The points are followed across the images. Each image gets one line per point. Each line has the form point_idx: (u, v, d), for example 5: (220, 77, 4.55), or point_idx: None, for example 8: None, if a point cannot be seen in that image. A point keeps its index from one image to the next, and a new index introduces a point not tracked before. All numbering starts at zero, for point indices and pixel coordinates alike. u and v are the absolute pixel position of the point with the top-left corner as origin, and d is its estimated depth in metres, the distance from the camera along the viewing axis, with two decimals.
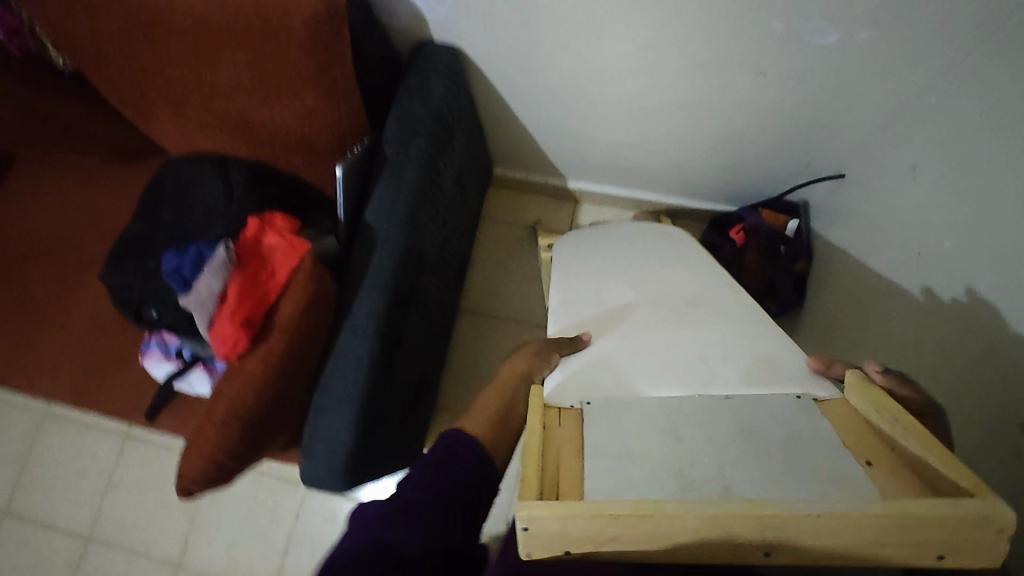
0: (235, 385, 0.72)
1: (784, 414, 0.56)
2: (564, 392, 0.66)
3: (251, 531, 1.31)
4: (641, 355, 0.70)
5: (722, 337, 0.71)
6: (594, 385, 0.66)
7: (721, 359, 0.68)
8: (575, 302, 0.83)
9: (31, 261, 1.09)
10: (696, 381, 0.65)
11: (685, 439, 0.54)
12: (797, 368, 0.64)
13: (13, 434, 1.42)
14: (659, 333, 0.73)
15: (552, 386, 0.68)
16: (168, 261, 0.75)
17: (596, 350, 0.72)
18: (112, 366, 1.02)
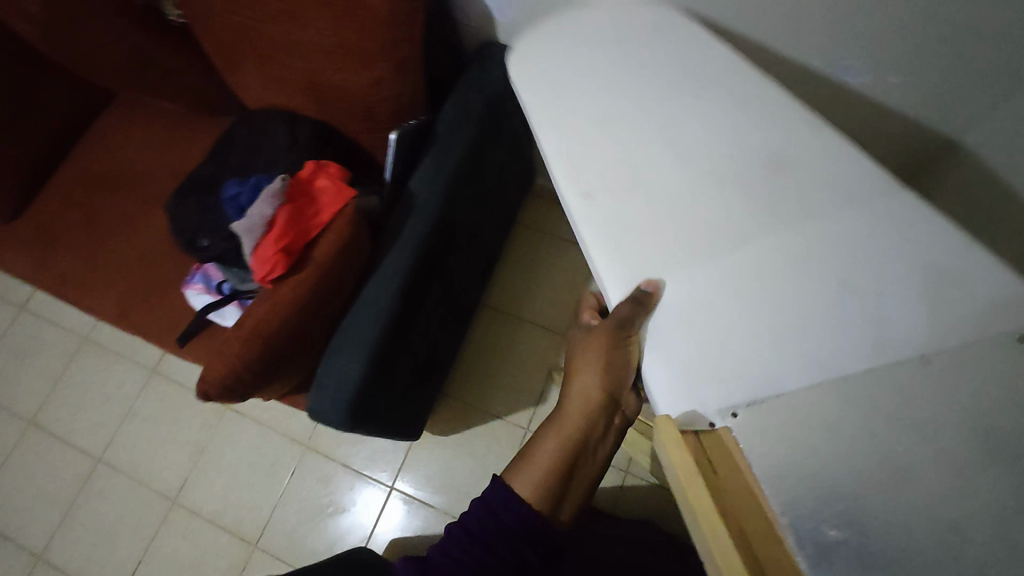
0: (264, 307, 0.78)
1: (989, 387, 0.46)
2: (692, 396, 0.54)
3: (247, 480, 1.36)
4: (779, 303, 0.55)
5: (864, 229, 0.56)
6: (719, 366, 0.54)
7: (880, 282, 0.54)
8: (621, 236, 0.62)
9: (109, 189, 1.20)
10: (867, 336, 0.52)
11: (895, 483, 0.44)
12: (986, 292, 0.52)
13: (54, 351, 1.52)
14: (794, 264, 0.56)
15: (658, 394, 0.57)
16: (229, 189, 0.84)
17: (683, 306, 0.58)
18: (157, 291, 1.12)
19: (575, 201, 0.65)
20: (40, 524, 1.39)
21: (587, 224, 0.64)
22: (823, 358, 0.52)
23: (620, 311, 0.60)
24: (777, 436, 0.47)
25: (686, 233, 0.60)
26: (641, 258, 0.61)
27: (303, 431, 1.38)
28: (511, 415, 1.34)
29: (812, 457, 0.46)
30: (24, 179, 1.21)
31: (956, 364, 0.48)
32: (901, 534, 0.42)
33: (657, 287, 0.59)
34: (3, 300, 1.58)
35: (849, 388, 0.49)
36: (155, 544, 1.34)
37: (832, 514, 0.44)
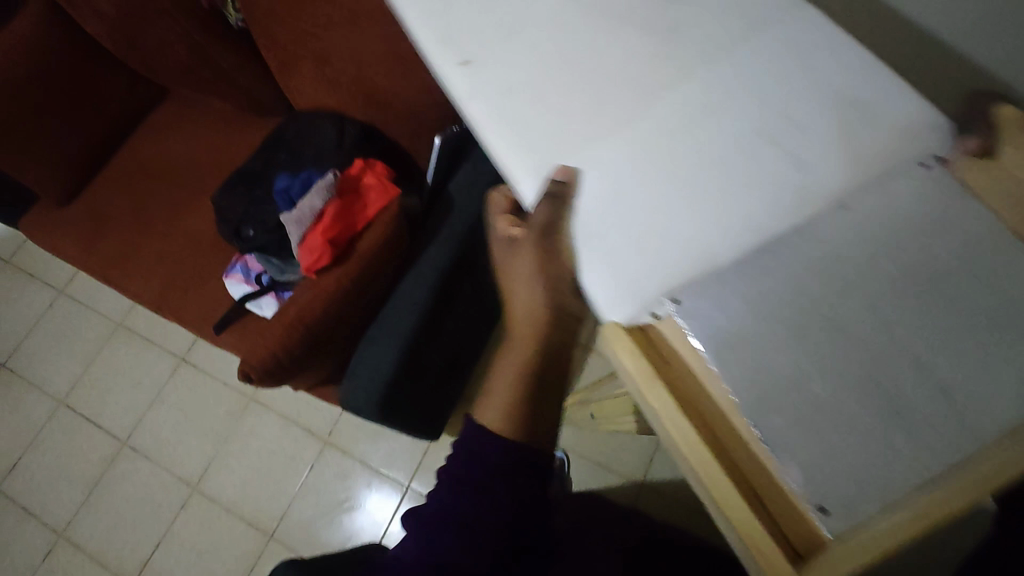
0: (307, 294, 0.81)
1: (938, 218, 0.43)
2: (624, 292, 0.48)
3: (266, 471, 1.38)
4: (701, 161, 0.50)
5: (775, 70, 0.52)
6: (648, 245, 0.49)
7: (801, 121, 0.50)
8: (528, 125, 0.56)
9: (158, 180, 1.26)
10: (778, 201, 0.47)
11: (886, 405, 0.39)
12: (898, 111, 0.49)
13: (89, 334, 1.57)
14: (714, 135, 0.51)
15: (596, 295, 0.50)
16: (281, 182, 0.88)
17: (596, 191, 0.52)
18: (198, 279, 1.16)
19: (475, 110, 0.58)
20: (63, 502, 1.42)
21: (496, 129, 0.57)
22: (750, 223, 0.47)
23: (537, 215, 0.53)
24: (720, 314, 0.44)
25: (599, 107, 0.55)
26: (551, 142, 0.55)
27: (323, 426, 1.41)
28: None
29: (755, 335, 0.43)
30: (79, 167, 1.27)
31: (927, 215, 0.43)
32: (890, 428, 0.39)
33: (566, 170, 0.53)
34: (44, 283, 1.64)
35: (803, 258, 0.44)
36: (174, 529, 1.36)
37: (806, 433, 0.40)
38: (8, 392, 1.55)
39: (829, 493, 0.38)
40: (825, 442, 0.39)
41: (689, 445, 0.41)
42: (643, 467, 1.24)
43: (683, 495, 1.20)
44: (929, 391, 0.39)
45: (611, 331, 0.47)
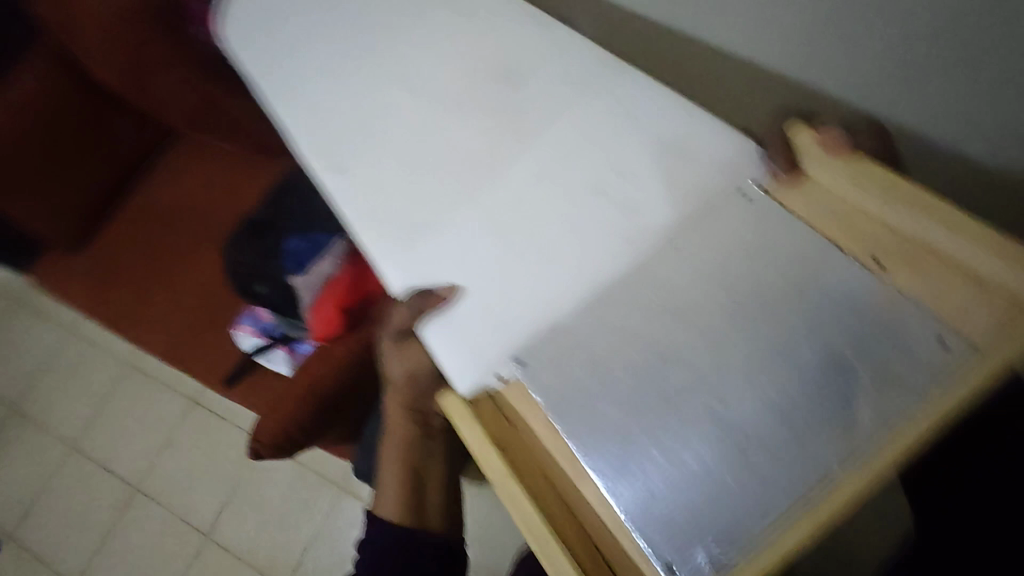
0: (319, 363, 0.78)
1: (763, 272, 0.49)
2: (474, 362, 0.53)
3: (281, 518, 1.35)
4: (535, 218, 0.58)
5: (590, 133, 0.60)
6: (494, 308, 0.55)
7: (620, 180, 0.57)
8: (385, 199, 0.63)
9: (167, 226, 1.23)
10: (604, 254, 0.54)
11: (765, 457, 0.43)
12: (714, 152, 0.56)
13: (100, 376, 1.55)
14: (549, 200, 0.59)
15: (450, 369, 0.54)
16: (291, 243, 0.85)
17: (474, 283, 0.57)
18: (209, 330, 1.13)
19: (332, 186, 0.65)
20: (77, 550, 1.40)
21: (354, 206, 0.63)
22: (590, 280, 0.54)
23: (398, 314, 0.57)
24: (547, 372, 0.50)
25: (441, 174, 0.63)
26: (408, 215, 0.61)
27: (337, 470, 1.37)
28: None
29: (583, 387, 0.49)
30: (87, 213, 1.25)
31: (748, 267, 0.50)
32: (768, 491, 0.42)
33: (456, 291, 0.57)
34: (56, 323, 1.62)
35: (633, 323, 0.50)
36: None
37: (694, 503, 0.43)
38: (20, 436, 1.53)
39: (670, 546, 0.42)
40: (661, 503, 0.43)
41: (540, 520, 0.46)
42: None
43: None
44: (758, 434, 0.44)
45: (450, 402, 0.53)
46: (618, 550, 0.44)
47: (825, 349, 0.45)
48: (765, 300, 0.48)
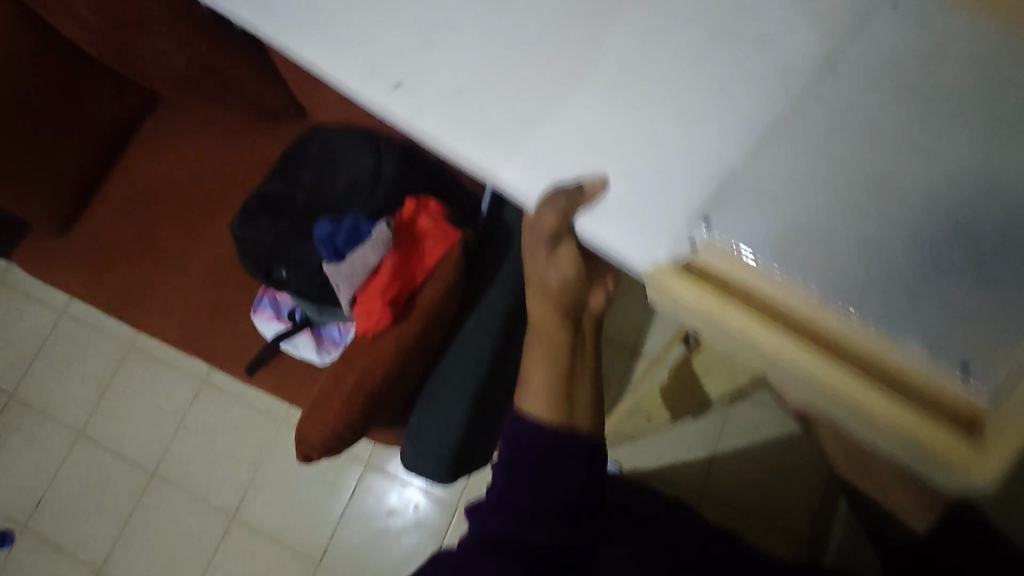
0: (365, 359, 0.72)
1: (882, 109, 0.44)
2: (653, 230, 0.50)
3: (306, 496, 1.33)
4: (642, 110, 0.52)
5: (681, 35, 0.53)
6: (652, 191, 0.51)
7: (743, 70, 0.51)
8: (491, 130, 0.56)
9: (164, 202, 1.13)
10: (734, 122, 0.50)
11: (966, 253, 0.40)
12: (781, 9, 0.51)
13: (98, 359, 1.47)
14: (638, 102, 0.53)
15: (628, 253, 0.50)
16: (323, 227, 0.77)
17: (622, 190, 0.51)
18: (222, 313, 1.06)
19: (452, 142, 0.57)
20: (96, 536, 1.36)
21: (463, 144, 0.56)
22: (721, 161, 0.49)
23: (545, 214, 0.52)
24: (751, 233, 0.44)
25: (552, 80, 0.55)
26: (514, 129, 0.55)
27: (359, 445, 1.34)
28: None
29: (791, 244, 0.43)
30: (71, 190, 1.14)
31: (859, 121, 0.44)
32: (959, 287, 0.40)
33: (602, 180, 0.52)
34: (42, 303, 1.52)
35: (813, 179, 0.44)
36: (216, 561, 1.31)
37: (926, 314, 0.40)
38: (21, 423, 1.46)
39: (929, 345, 0.40)
40: (890, 310, 0.41)
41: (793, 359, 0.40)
42: (702, 475, 1.21)
43: (741, 500, 1.19)
44: (905, 302, 0.41)
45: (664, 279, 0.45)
46: (897, 370, 0.40)
47: (929, 203, 0.42)
48: (833, 169, 0.44)
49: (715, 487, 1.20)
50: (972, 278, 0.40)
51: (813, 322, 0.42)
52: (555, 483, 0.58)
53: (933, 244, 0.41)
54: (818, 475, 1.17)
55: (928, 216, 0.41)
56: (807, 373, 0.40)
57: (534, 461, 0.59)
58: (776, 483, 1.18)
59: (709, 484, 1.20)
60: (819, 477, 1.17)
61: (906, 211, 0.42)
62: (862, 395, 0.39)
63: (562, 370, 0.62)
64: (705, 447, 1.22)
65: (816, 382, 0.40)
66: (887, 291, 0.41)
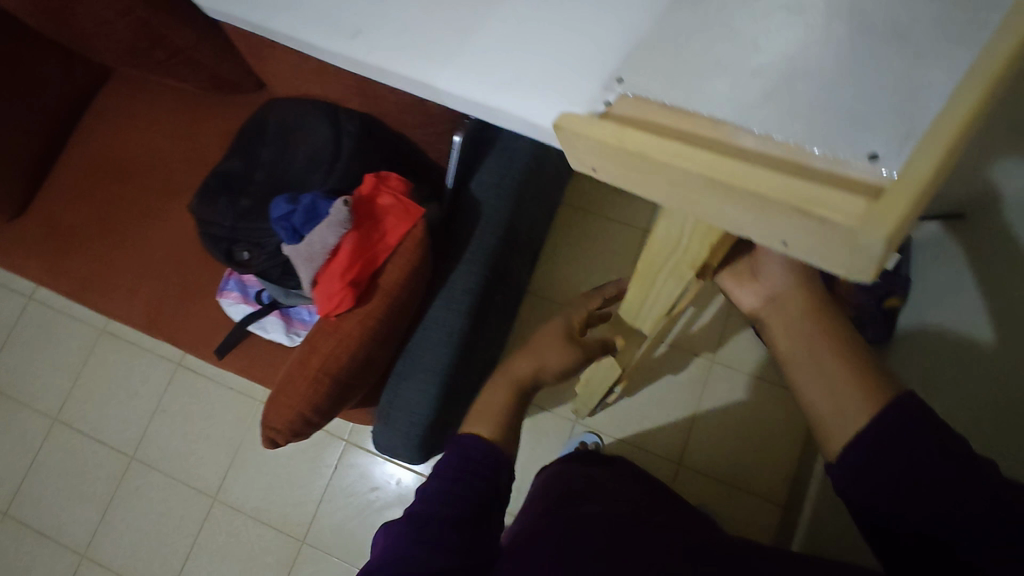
0: (328, 342, 0.70)
1: None
2: (557, 97, 0.48)
3: (287, 476, 1.33)
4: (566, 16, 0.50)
5: None
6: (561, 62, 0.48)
7: None
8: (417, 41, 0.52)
9: (121, 182, 1.09)
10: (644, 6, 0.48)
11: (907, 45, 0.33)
12: None
13: (69, 345, 1.45)
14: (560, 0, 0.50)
15: (530, 118, 0.48)
16: (279, 208, 0.74)
17: (537, 76, 0.49)
18: (188, 296, 1.03)
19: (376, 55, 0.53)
20: (77, 522, 1.36)
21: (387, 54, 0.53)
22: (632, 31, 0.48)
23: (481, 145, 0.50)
24: (657, 75, 0.37)
25: None
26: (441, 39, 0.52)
27: (339, 424, 1.33)
28: (558, 408, 1.27)
29: (686, 69, 0.37)
30: (23, 172, 1.09)
31: None
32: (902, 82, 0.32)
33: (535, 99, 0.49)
34: (8, 289, 1.48)
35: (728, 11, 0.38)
36: (200, 542, 1.31)
37: (859, 109, 0.32)
38: None
39: (869, 137, 0.31)
40: (819, 112, 0.33)
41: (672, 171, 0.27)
42: (680, 444, 1.22)
43: (718, 467, 1.20)
44: (839, 104, 0.33)
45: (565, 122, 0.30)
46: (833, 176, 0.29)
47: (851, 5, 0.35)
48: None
49: (693, 455, 1.22)
50: (894, 75, 0.32)
51: (727, 140, 0.32)
52: (471, 508, 0.57)
53: (851, 45, 0.34)
54: (792, 440, 1.19)
55: (843, 22, 0.35)
56: (689, 167, 0.26)
57: (458, 488, 0.59)
58: (752, 449, 1.20)
59: (687, 452, 1.22)
60: (793, 442, 1.19)
61: (826, 22, 0.35)
62: (788, 192, 0.24)
63: (515, 407, 0.68)
64: (683, 417, 1.23)
65: (722, 195, 0.25)
66: (817, 97, 0.33)
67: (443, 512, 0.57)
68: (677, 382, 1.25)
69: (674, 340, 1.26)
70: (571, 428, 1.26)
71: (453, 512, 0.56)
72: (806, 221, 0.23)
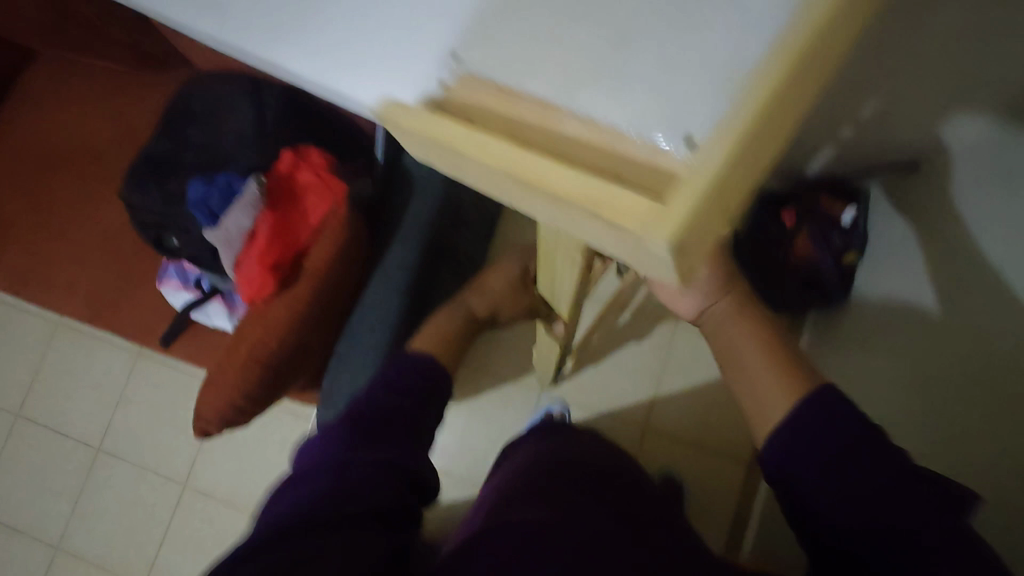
0: (256, 329, 0.68)
1: None
2: (401, 66, 0.45)
3: (257, 460, 1.32)
4: None
5: None
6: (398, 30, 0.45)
7: None
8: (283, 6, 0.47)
9: (52, 169, 1.04)
10: None
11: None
12: None
13: (26, 339, 1.42)
14: None
15: (361, 98, 0.46)
16: (196, 191, 0.71)
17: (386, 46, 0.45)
18: (130, 285, 1.00)
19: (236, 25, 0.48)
20: (50, 515, 1.35)
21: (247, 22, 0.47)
22: None
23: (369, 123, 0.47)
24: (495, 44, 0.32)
25: None
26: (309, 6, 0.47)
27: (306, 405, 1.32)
28: (524, 378, 1.26)
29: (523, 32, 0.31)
30: None
31: None
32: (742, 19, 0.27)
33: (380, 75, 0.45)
34: None
35: None
36: (173, 530, 1.31)
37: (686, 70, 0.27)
38: None
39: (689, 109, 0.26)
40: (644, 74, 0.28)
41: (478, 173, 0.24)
42: (647, 409, 1.22)
43: (686, 430, 1.20)
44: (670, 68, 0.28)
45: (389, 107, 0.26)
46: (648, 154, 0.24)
47: None
48: None
49: (660, 419, 1.21)
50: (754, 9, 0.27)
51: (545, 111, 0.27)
52: (391, 431, 0.50)
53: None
54: None
55: None
56: (488, 168, 0.22)
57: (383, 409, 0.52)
58: (720, 409, 1.20)
59: (654, 416, 1.21)
60: None
61: None
62: (588, 190, 0.21)
63: (451, 333, 0.67)
64: (649, 382, 1.22)
65: (535, 194, 0.22)
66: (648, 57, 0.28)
67: (360, 430, 0.49)
68: (642, 347, 1.23)
69: (638, 306, 1.24)
70: (538, 399, 1.25)
71: (373, 437, 0.49)
72: (599, 221, 0.21)
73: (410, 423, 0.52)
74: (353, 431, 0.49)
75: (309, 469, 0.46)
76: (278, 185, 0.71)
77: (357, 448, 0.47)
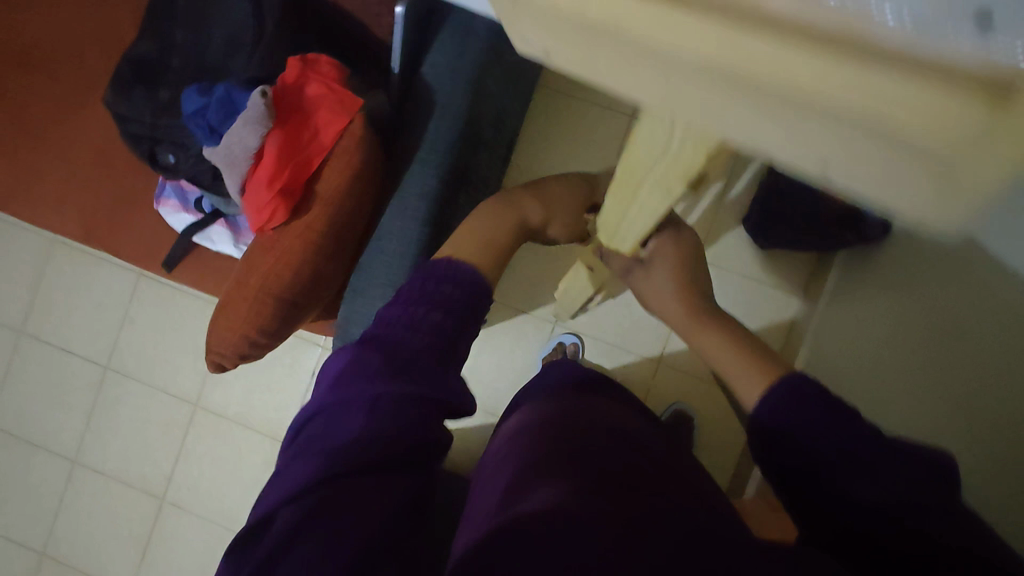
0: (268, 259, 0.63)
1: None
2: None
3: (266, 382, 1.31)
4: None
5: None
6: None
7: None
8: None
9: (26, 71, 0.94)
10: None
11: None
12: None
13: (21, 255, 1.37)
14: None
15: None
16: (191, 102, 0.63)
17: None
18: (125, 204, 0.93)
19: None
20: (65, 430, 1.37)
21: None
22: None
23: None
24: None
25: None
26: None
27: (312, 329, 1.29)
28: (537, 309, 1.23)
29: None
30: None
31: None
32: None
33: None
34: None
35: None
36: (186, 447, 1.33)
37: None
38: None
39: None
40: None
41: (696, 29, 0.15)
42: (660, 342, 1.19)
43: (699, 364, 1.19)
44: None
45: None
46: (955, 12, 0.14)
47: None
48: None
49: (673, 353, 1.20)
50: None
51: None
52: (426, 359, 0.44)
53: None
54: None
55: None
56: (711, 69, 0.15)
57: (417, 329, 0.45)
58: None
59: (667, 349, 1.19)
60: None
61: None
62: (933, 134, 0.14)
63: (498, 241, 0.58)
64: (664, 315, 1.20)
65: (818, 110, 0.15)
66: None
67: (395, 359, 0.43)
68: None
69: None
70: (551, 329, 1.23)
71: (408, 367, 0.43)
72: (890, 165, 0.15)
73: (446, 339, 0.46)
74: (385, 367, 0.42)
75: (337, 410, 0.41)
76: (285, 97, 0.63)
77: (394, 385, 0.42)
